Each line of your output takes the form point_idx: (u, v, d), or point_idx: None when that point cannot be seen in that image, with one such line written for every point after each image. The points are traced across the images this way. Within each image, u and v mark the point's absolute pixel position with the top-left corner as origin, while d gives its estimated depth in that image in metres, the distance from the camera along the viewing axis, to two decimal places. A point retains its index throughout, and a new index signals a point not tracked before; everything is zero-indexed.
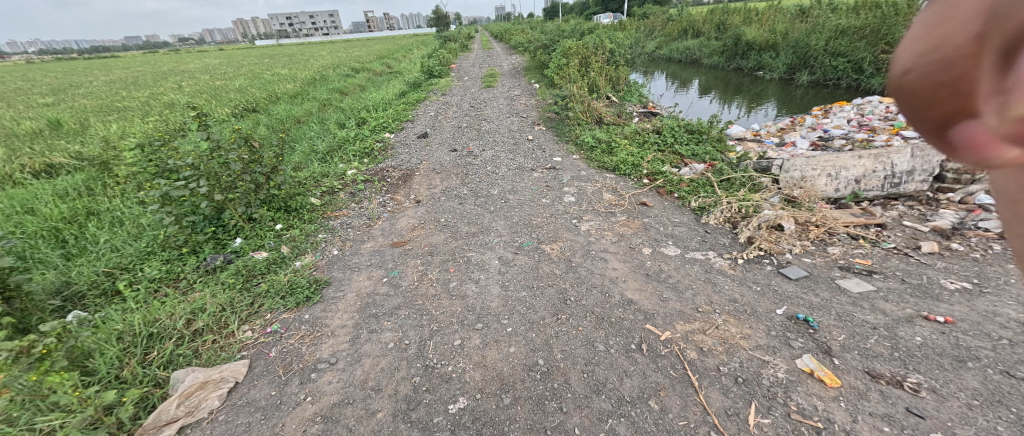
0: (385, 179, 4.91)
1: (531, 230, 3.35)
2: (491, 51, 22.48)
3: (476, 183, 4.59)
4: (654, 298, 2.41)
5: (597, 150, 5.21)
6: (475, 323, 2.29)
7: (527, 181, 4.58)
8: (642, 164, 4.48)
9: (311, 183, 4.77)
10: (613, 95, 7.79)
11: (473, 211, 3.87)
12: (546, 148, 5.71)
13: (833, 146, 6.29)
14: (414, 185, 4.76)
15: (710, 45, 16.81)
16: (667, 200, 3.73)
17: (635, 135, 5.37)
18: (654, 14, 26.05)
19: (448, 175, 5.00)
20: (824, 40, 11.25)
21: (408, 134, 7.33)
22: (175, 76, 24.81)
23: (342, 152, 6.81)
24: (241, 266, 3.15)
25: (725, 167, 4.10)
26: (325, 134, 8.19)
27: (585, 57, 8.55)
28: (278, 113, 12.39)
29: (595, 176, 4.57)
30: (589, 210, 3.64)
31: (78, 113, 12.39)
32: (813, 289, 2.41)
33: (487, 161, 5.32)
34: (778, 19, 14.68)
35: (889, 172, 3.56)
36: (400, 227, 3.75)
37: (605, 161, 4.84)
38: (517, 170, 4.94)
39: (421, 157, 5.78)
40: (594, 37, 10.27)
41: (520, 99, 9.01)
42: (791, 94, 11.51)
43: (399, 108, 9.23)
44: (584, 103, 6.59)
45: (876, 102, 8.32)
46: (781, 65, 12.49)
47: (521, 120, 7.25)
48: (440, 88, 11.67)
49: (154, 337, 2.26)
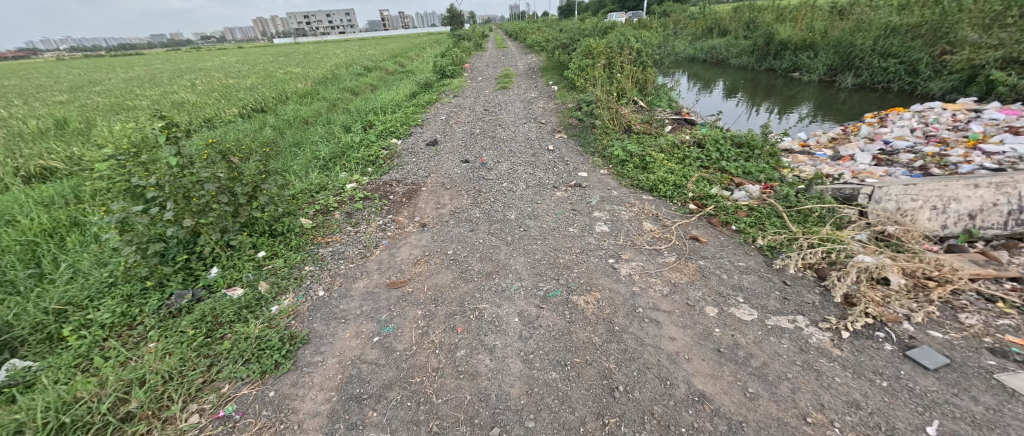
0: (387, 196, 4.34)
1: (558, 272, 2.72)
2: (505, 50, 21.84)
3: (489, 204, 3.99)
4: (736, 394, 1.72)
5: (629, 165, 4.55)
6: (489, 426, 1.66)
7: (549, 202, 3.95)
8: (686, 185, 3.80)
9: (304, 200, 4.24)
10: (641, 99, 7.09)
11: (486, 242, 3.26)
12: (568, 161, 5.08)
13: (900, 162, 5.46)
14: (420, 204, 4.18)
15: (739, 44, 15.83)
16: (723, 235, 3.05)
17: (673, 148, 4.67)
18: (675, 12, 24.97)
19: (458, 192, 4.40)
20: (872, 40, 10.27)
21: (416, 140, 6.78)
22: (191, 74, 24.95)
23: (345, 160, 6.30)
24: (208, 313, 2.64)
25: (791, 192, 3.39)
26: (330, 139, 7.71)
27: (610, 57, 7.83)
28: (286, 114, 12.04)
29: (629, 198, 3.91)
30: (628, 246, 2.98)
31: (89, 111, 12.31)
32: (968, 389, 1.68)
33: (502, 176, 4.71)
34: (816, 16, 13.62)
35: (1016, 206, 2.78)
36: (400, 261, 3.17)
37: (640, 179, 4.17)
38: (537, 188, 4.31)
39: (429, 169, 5.20)
40: (618, 35, 9.54)
41: (537, 103, 8.38)
42: (832, 98, 10.61)
43: (409, 111, 8.71)
44: (610, 109, 5.92)
45: (939, 109, 7.38)
46: (821, 67, 11.54)
47: (539, 127, 6.62)
48: (452, 89, 11.10)
49: (65, 429, 1.72)
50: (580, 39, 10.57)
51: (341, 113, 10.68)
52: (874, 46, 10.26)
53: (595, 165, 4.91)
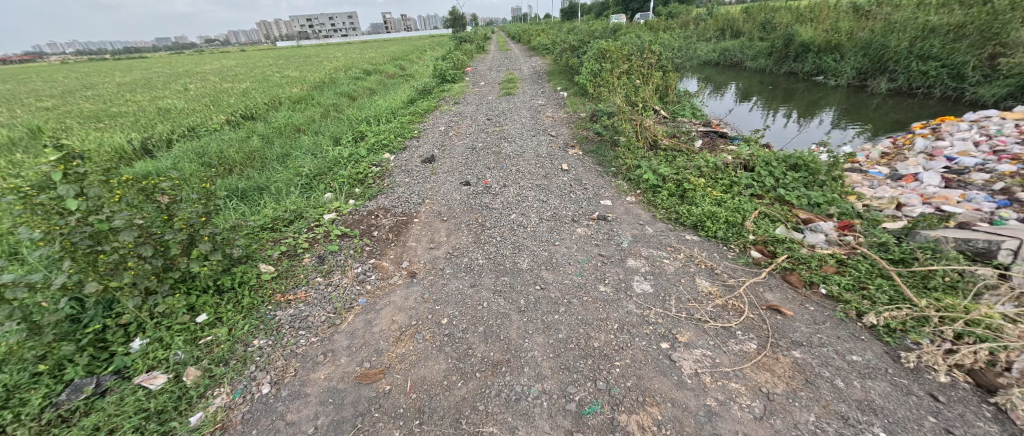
0: (371, 231, 3.58)
1: (592, 367, 1.93)
2: (507, 53, 21.13)
3: (495, 245, 3.23)
4: None
5: (664, 193, 3.79)
6: None
7: (568, 243, 3.19)
8: (744, 223, 3.03)
9: (269, 239, 3.48)
10: (663, 108, 6.32)
11: (491, 307, 2.48)
12: (586, 185, 4.32)
13: (978, 183, 4.64)
14: (411, 244, 3.42)
15: (755, 46, 15.02)
16: (812, 303, 2.27)
17: (717, 171, 3.89)
18: (683, 14, 24.19)
19: (457, 227, 3.64)
20: (908, 41, 9.49)
21: (411, 155, 6.02)
22: (187, 78, 24.41)
23: (331, 179, 5.58)
24: (102, 425, 1.83)
25: (888, 240, 2.62)
26: (316, 152, 6.97)
27: (627, 61, 7.06)
28: (277, 122, 11.34)
29: (668, 239, 3.14)
30: (685, 320, 2.20)
31: (71, 119, 11.68)
32: None
33: (508, 204, 3.95)
34: (839, 15, 12.84)
35: None
36: (379, 334, 2.40)
37: (681, 213, 3.40)
38: (552, 222, 3.55)
39: (424, 194, 4.43)
40: (633, 37, 8.77)
41: (545, 112, 7.63)
42: (864, 104, 9.82)
43: (405, 120, 7.97)
44: (632, 122, 5.17)
45: (998, 118, 6.54)
46: (849, 70, 10.74)
47: (549, 141, 5.87)
48: (453, 95, 10.35)
49: None
50: (590, 41, 9.81)
51: (333, 121, 9.97)
52: (910, 48, 9.47)
53: (620, 190, 4.16)
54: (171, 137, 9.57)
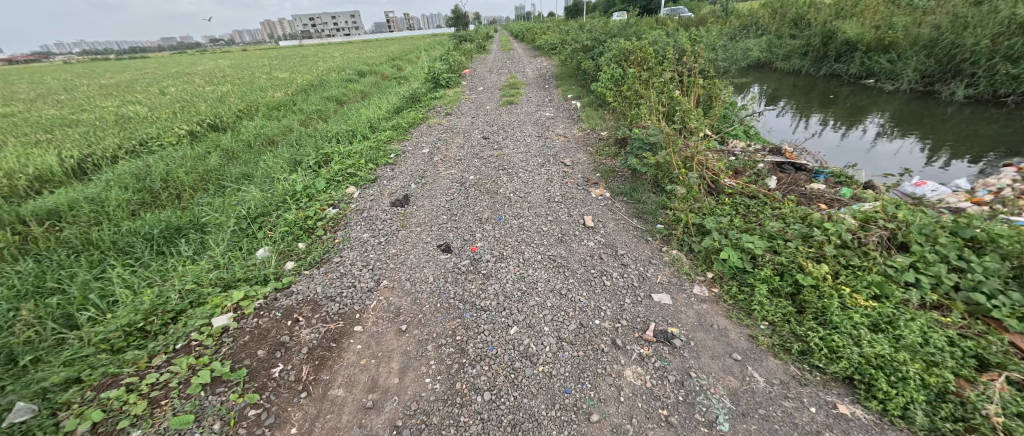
0: (275, 364, 2.11)
1: None
2: (509, 53, 19.57)
3: (482, 412, 1.77)
4: None
5: (762, 292, 2.30)
6: None
7: (615, 415, 1.72)
8: (974, 400, 1.51)
9: (87, 391, 1.98)
10: (710, 128, 4.87)
11: None
12: (623, 260, 2.85)
13: None
14: (336, 395, 1.96)
15: (786, 44, 13.44)
16: None
17: (847, 250, 2.37)
18: (698, 10, 22.53)
19: (419, 353, 2.18)
20: (990, 38, 8.09)
21: (381, 192, 4.56)
22: (171, 81, 23.06)
23: (273, 228, 4.20)
24: None
25: None
26: (266, 181, 5.54)
27: (660, 64, 5.56)
28: (246, 135, 9.97)
29: (807, 417, 1.64)
30: None
31: (17, 130, 10.35)
32: None
33: (506, 302, 2.49)
34: (886, 9, 11.35)
35: None
36: None
37: (814, 347, 1.91)
38: (578, 352, 2.07)
39: (383, 270, 2.99)
40: (660, 34, 7.26)
41: (554, 129, 6.17)
42: (933, 114, 8.30)
43: (383, 138, 6.53)
44: (682, 156, 3.64)
45: None
46: (910, 73, 9.22)
47: (562, 174, 4.41)
48: (445, 104, 8.86)
49: None
50: (607, 41, 8.29)
51: (308, 135, 8.60)
52: (992, 47, 8.04)
53: (679, 272, 2.68)
54: (116, 155, 8.21)
